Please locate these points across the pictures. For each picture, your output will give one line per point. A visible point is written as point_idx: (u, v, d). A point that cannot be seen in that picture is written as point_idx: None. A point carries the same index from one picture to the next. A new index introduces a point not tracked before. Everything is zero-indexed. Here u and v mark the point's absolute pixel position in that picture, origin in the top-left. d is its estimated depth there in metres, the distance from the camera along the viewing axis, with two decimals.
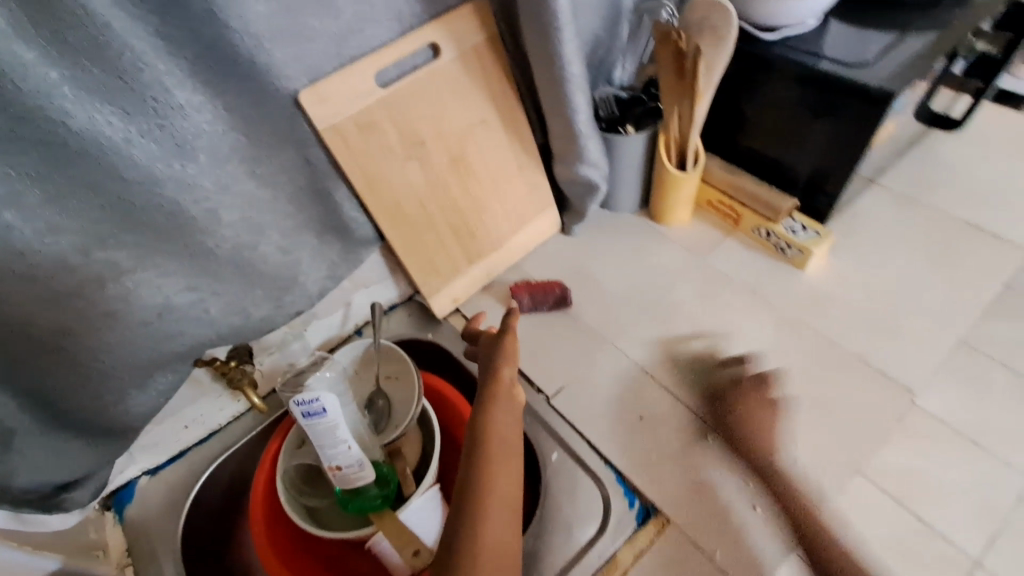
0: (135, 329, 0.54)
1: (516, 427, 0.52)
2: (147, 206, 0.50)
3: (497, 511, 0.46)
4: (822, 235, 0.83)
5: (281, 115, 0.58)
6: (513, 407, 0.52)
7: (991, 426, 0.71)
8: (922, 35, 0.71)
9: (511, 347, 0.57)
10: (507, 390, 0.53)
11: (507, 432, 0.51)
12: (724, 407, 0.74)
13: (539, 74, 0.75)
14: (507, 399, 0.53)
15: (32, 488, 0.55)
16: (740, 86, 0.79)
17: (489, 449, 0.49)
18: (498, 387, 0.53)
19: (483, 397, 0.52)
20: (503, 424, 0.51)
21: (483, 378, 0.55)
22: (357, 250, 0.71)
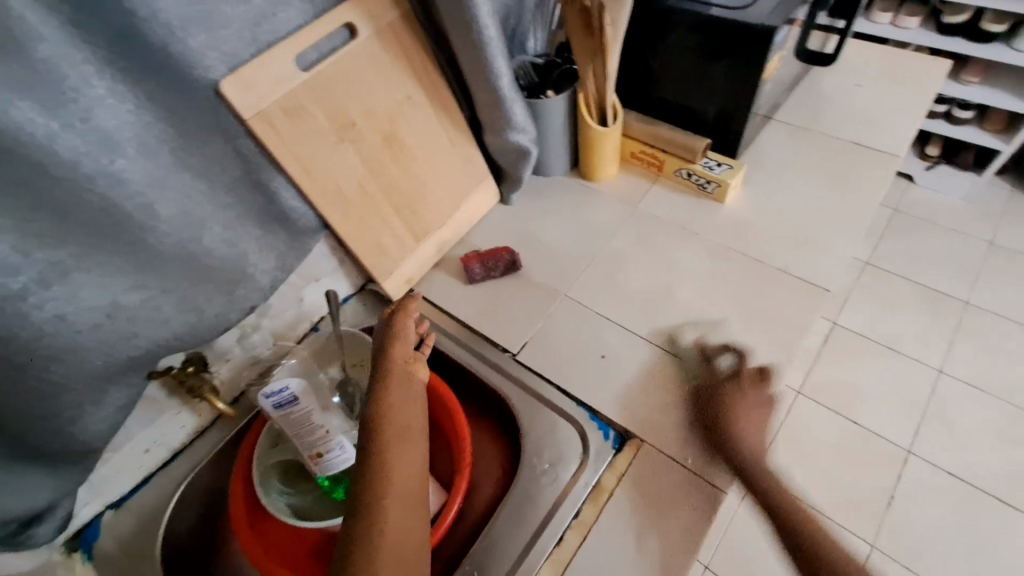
0: (89, 334, 0.54)
1: (414, 412, 0.56)
2: (80, 203, 0.50)
3: (399, 485, 0.51)
4: (736, 168, 0.92)
5: (205, 106, 0.58)
6: (409, 391, 0.57)
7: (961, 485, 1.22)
8: None
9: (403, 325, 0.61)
10: (402, 373, 0.58)
11: (404, 418, 0.55)
12: (710, 409, 0.74)
13: (458, 43, 0.75)
14: (402, 383, 0.57)
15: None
16: (645, 42, 0.88)
17: (388, 435, 0.53)
18: (395, 366, 0.58)
19: (383, 380, 0.57)
20: (400, 412, 0.55)
21: (377, 361, 0.59)
22: (302, 238, 0.74)
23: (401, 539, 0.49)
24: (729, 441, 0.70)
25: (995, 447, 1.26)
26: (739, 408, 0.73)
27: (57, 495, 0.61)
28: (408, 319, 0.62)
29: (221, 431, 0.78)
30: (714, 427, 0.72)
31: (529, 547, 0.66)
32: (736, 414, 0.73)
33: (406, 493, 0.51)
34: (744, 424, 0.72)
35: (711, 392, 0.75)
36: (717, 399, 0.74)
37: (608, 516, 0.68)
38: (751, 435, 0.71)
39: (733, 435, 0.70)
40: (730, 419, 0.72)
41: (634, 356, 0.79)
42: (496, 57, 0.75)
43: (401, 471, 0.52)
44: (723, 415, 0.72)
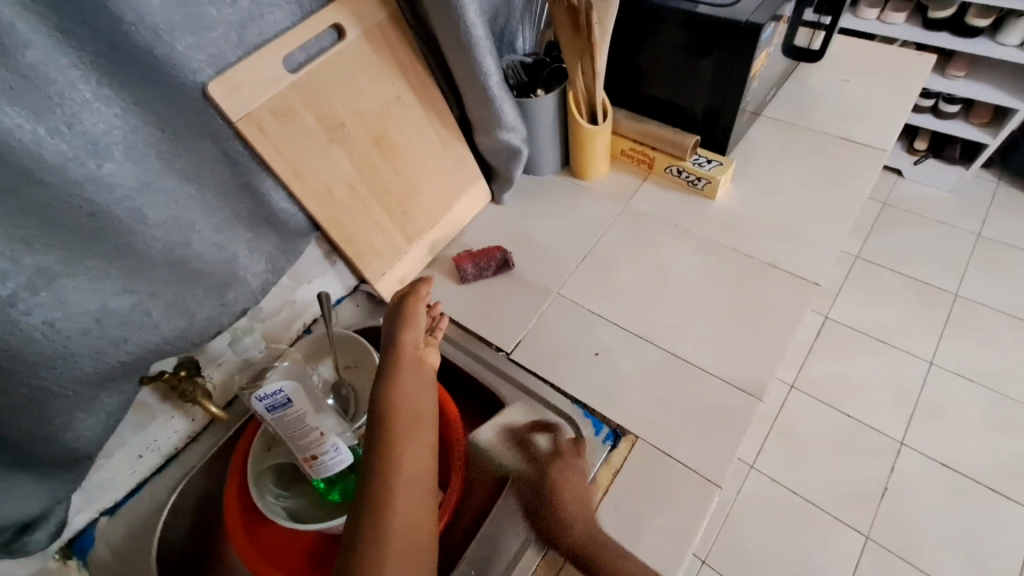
0: (79, 339, 0.54)
1: (424, 391, 0.58)
2: (68, 208, 0.50)
3: (411, 455, 0.53)
4: (724, 165, 0.92)
5: (192, 109, 0.58)
6: (418, 372, 0.60)
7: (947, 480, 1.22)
8: None
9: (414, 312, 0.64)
10: (413, 355, 0.61)
11: (416, 397, 0.57)
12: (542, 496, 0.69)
13: (447, 43, 0.75)
14: (414, 367, 0.60)
15: None
16: (634, 41, 0.89)
17: (400, 410, 0.55)
18: (405, 352, 0.61)
19: (395, 363, 0.60)
20: (411, 391, 0.58)
21: (388, 347, 0.62)
22: (292, 240, 0.73)
23: (415, 505, 0.50)
24: (567, 543, 0.65)
25: (984, 436, 1.28)
26: (572, 501, 0.68)
27: (49, 502, 0.60)
28: (416, 310, 0.65)
29: (215, 435, 0.78)
30: (546, 516, 0.67)
31: (522, 548, 0.66)
32: (568, 511, 0.67)
33: (418, 463, 0.53)
34: (573, 520, 0.67)
35: (548, 481, 0.70)
36: (546, 487, 0.69)
37: (605, 511, 0.68)
38: (586, 525, 0.67)
39: (569, 524, 0.66)
40: (562, 516, 0.67)
41: (627, 353, 0.80)
42: (485, 56, 0.75)
43: (413, 444, 0.54)
44: (551, 512, 0.67)
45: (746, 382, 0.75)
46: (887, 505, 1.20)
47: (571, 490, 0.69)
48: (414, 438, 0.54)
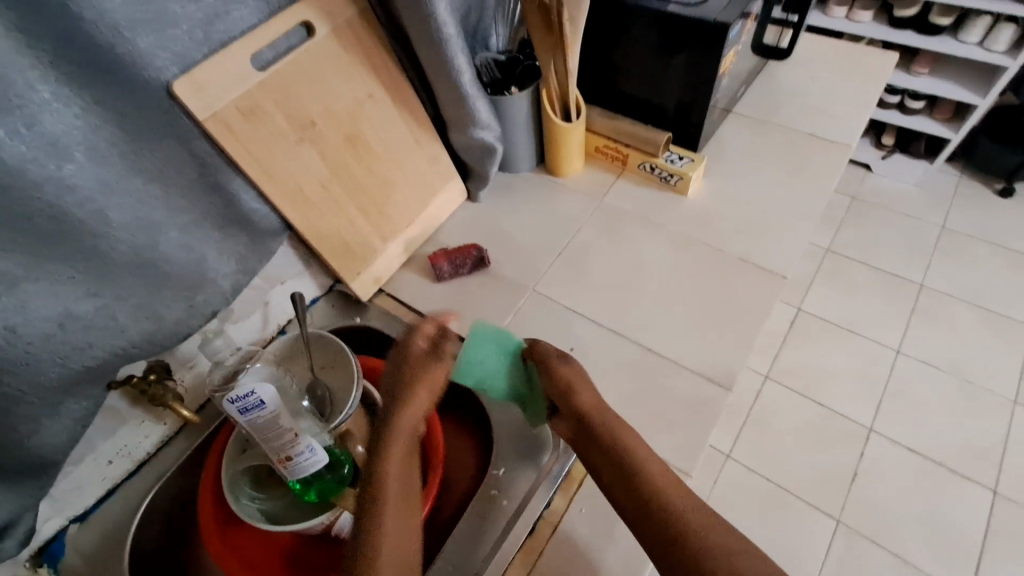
0: (40, 345, 0.52)
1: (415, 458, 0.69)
2: (26, 210, 0.49)
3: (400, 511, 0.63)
4: (695, 160, 0.94)
5: (156, 108, 0.57)
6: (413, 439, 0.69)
7: (906, 464, 1.28)
8: None
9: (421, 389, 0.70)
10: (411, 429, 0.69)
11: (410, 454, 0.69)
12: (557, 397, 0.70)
13: (419, 41, 0.75)
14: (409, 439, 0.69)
15: None
16: (606, 39, 0.90)
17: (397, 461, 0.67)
18: (408, 418, 0.69)
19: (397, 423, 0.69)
20: (408, 450, 0.68)
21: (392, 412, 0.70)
22: (262, 240, 0.73)
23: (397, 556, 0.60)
24: (652, 532, 0.60)
25: (949, 423, 1.33)
26: (686, 502, 0.61)
27: (14, 513, 0.59)
28: (439, 364, 0.72)
29: (189, 438, 0.77)
30: (640, 492, 0.62)
31: (496, 547, 0.66)
32: (682, 508, 0.61)
33: (409, 472, 0.67)
34: (682, 520, 0.60)
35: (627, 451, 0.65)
36: (606, 441, 0.66)
37: (580, 501, 0.70)
38: (688, 499, 0.62)
39: (677, 517, 0.60)
40: (672, 508, 0.61)
41: (602, 347, 0.81)
42: (457, 53, 0.75)
43: (401, 500, 0.64)
44: (659, 503, 0.61)
45: (718, 373, 0.78)
46: (859, 489, 1.25)
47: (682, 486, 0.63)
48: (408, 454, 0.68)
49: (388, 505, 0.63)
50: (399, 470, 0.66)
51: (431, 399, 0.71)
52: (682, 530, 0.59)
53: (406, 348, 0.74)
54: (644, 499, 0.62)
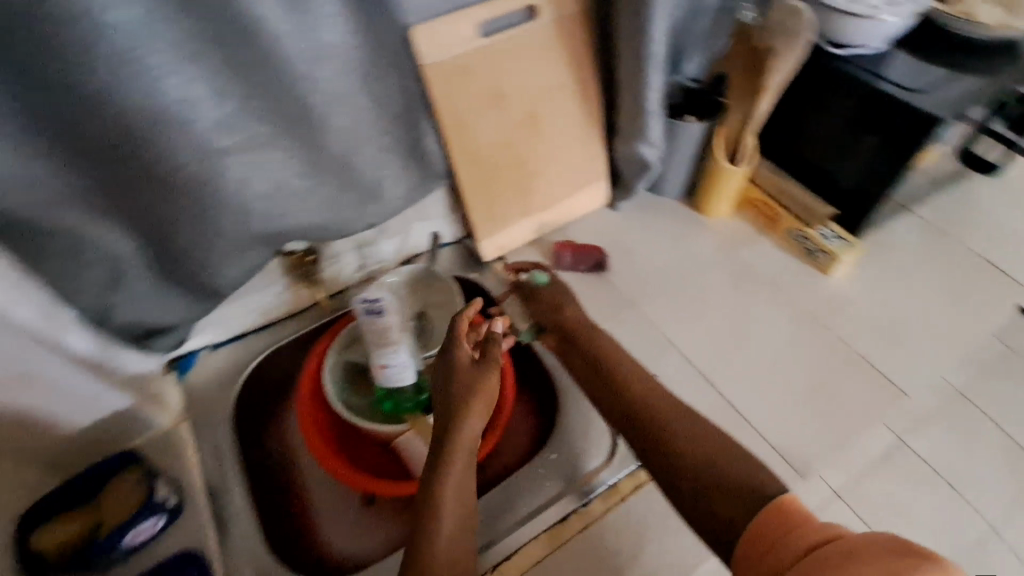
0: (256, 200, 0.64)
1: (470, 487, 0.59)
2: (285, 94, 0.60)
3: (447, 558, 0.54)
4: (853, 245, 0.90)
5: (396, 43, 0.67)
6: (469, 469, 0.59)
7: None
8: (976, 77, 0.80)
9: (478, 404, 0.60)
10: (465, 455, 0.59)
11: (466, 486, 0.59)
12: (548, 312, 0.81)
13: (624, 50, 0.79)
14: (464, 465, 0.59)
15: (129, 324, 0.66)
16: (802, 98, 0.89)
17: (448, 496, 0.57)
18: (461, 440, 0.59)
19: (450, 451, 0.58)
20: (464, 480, 0.58)
21: (447, 433, 0.59)
22: (428, 179, 0.82)
23: None
24: (664, 466, 0.60)
25: None
26: (698, 440, 0.60)
27: (180, 320, 0.70)
28: (491, 369, 0.64)
29: (310, 318, 0.88)
30: (659, 448, 0.61)
31: (524, 518, 0.72)
32: (693, 449, 0.59)
33: (468, 485, 0.59)
34: (698, 458, 0.58)
35: (641, 409, 0.65)
36: (602, 363, 0.73)
37: (617, 513, 0.71)
38: (688, 424, 0.62)
39: (698, 464, 0.58)
40: (682, 449, 0.60)
41: (687, 386, 0.81)
42: (654, 71, 0.78)
43: (450, 541, 0.55)
44: (682, 460, 0.59)
45: (796, 455, 0.75)
46: None
47: (697, 427, 0.61)
48: (469, 466, 0.59)
49: (436, 544, 0.54)
50: (457, 484, 0.57)
51: (486, 408, 0.62)
52: (694, 461, 0.58)
53: (453, 350, 0.65)
54: (664, 459, 0.60)
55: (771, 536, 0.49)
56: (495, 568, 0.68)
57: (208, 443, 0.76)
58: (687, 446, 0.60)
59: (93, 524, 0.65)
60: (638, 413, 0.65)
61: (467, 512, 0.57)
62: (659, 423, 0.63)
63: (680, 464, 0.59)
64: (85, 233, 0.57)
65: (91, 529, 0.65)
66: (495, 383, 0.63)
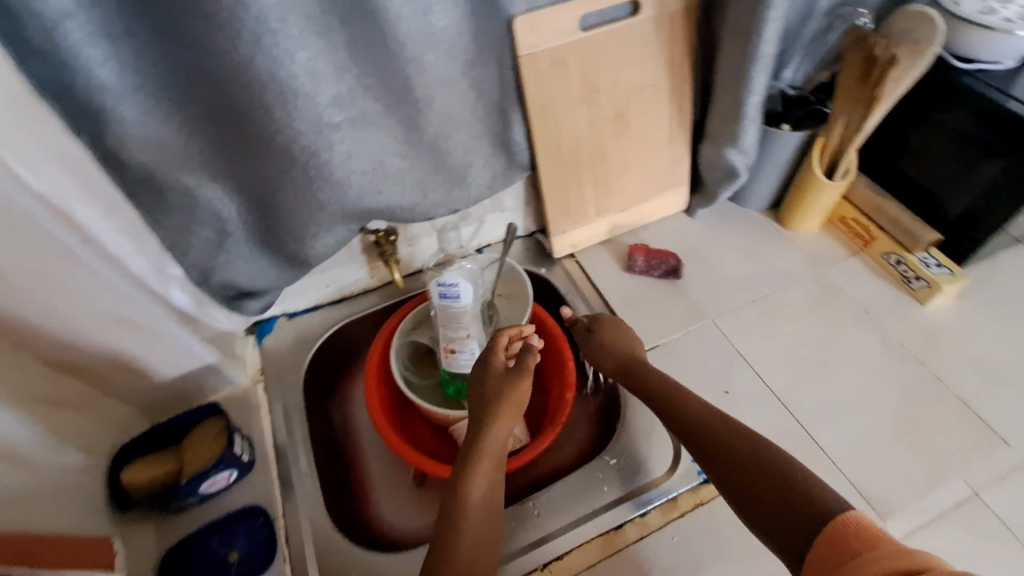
0: (357, 175, 0.66)
1: (495, 489, 0.60)
2: (395, 74, 0.61)
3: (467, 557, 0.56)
4: (956, 275, 0.84)
5: (497, 31, 0.67)
6: (494, 474, 0.60)
7: None
8: None
9: (504, 410, 0.61)
10: (490, 461, 0.60)
11: (490, 489, 0.60)
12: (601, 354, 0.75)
13: (726, 50, 0.76)
14: (489, 470, 0.60)
15: (227, 284, 0.71)
16: (914, 113, 0.83)
17: (471, 497, 0.58)
18: (485, 446, 0.60)
19: (473, 456, 0.60)
20: (488, 484, 0.60)
21: (473, 438, 0.61)
22: (512, 169, 0.82)
23: None
24: (739, 490, 0.56)
25: None
26: (763, 456, 0.56)
27: (270, 286, 0.75)
28: (522, 378, 0.63)
29: (382, 296, 0.91)
30: (729, 470, 0.57)
31: (579, 521, 0.70)
32: (758, 466, 0.55)
33: (493, 490, 0.59)
34: (763, 473, 0.54)
35: (713, 431, 0.60)
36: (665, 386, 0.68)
37: (675, 529, 0.69)
38: (757, 441, 0.57)
39: (783, 492, 0.52)
40: (749, 465, 0.56)
41: (758, 406, 0.77)
42: (759, 73, 0.75)
43: (472, 542, 0.57)
44: (754, 479, 0.55)
45: (875, 493, 0.70)
46: None
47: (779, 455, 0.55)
48: (494, 473, 0.60)
49: (458, 543, 0.56)
50: (482, 487, 0.59)
51: (515, 413, 0.62)
52: (768, 481, 0.54)
53: (489, 358, 0.65)
54: (744, 484, 0.55)
55: (831, 567, 0.45)
56: (547, 567, 0.67)
57: (279, 404, 0.80)
58: (758, 464, 0.55)
59: (174, 471, 0.68)
60: (704, 430, 0.61)
61: (490, 514, 0.59)
62: (725, 443, 0.59)
63: (752, 484, 0.55)
64: (199, 191, 0.61)
65: (173, 474, 0.68)
66: (526, 393, 0.63)
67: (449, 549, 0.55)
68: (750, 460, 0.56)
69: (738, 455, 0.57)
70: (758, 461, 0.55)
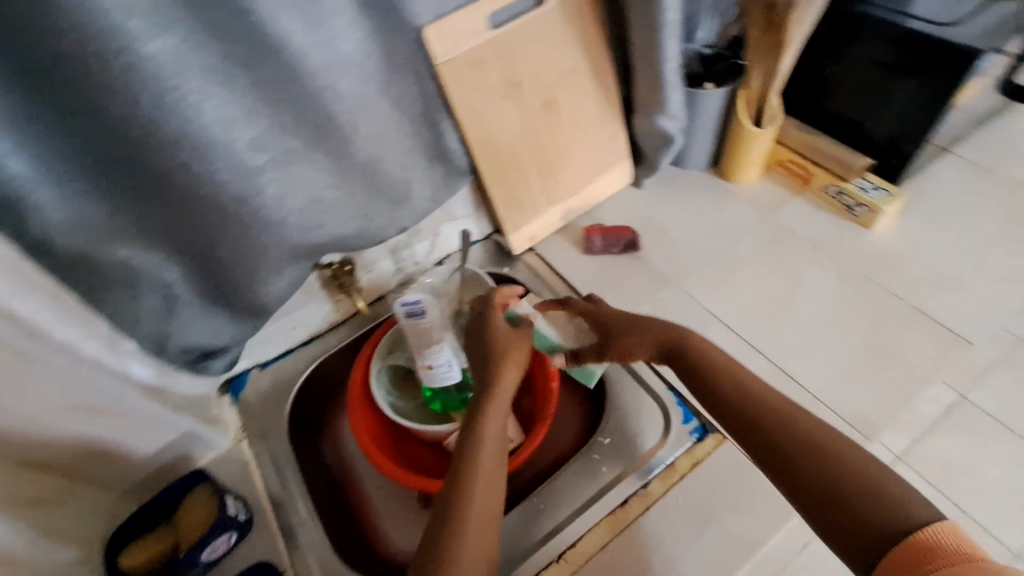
0: (293, 215, 0.66)
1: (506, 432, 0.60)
2: (309, 106, 0.61)
3: (486, 496, 0.54)
4: (893, 195, 0.86)
5: (408, 45, 0.67)
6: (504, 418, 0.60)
7: None
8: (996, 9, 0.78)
9: (512, 356, 0.64)
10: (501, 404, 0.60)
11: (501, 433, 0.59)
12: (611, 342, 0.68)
13: (634, 21, 0.77)
14: (500, 413, 0.60)
15: (186, 350, 0.69)
16: (824, 49, 0.86)
17: (485, 438, 0.57)
18: (496, 391, 0.61)
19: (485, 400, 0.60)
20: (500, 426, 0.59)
21: (483, 382, 0.62)
22: (453, 177, 0.82)
23: (483, 548, 0.52)
24: (789, 483, 0.53)
25: None
26: (817, 448, 0.52)
27: (231, 341, 0.74)
28: (528, 335, 0.67)
29: (352, 327, 0.90)
30: (775, 459, 0.54)
31: (586, 504, 0.71)
32: (806, 455, 0.52)
33: (502, 441, 0.58)
34: (817, 467, 0.51)
35: (770, 416, 0.56)
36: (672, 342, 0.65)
37: (677, 492, 0.70)
38: (809, 427, 0.54)
39: (853, 498, 0.49)
40: (795, 456, 0.53)
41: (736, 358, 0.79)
42: (670, 40, 0.77)
43: (490, 483, 0.55)
44: (803, 469, 0.52)
45: (858, 417, 0.72)
46: None
47: (855, 455, 0.51)
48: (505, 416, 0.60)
49: (478, 481, 0.55)
50: (496, 430, 0.58)
51: (520, 367, 0.64)
52: (819, 469, 0.51)
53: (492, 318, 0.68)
54: (793, 477, 0.52)
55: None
56: (561, 556, 0.67)
57: (267, 457, 0.78)
58: (806, 452, 0.52)
59: (172, 546, 0.67)
60: (741, 410, 0.58)
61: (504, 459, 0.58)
62: (769, 433, 0.55)
63: (803, 478, 0.52)
64: (136, 262, 0.59)
65: (171, 549, 0.67)
66: (528, 351, 0.66)
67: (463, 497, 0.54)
68: (796, 454, 0.53)
69: (780, 443, 0.54)
70: (807, 455, 0.52)
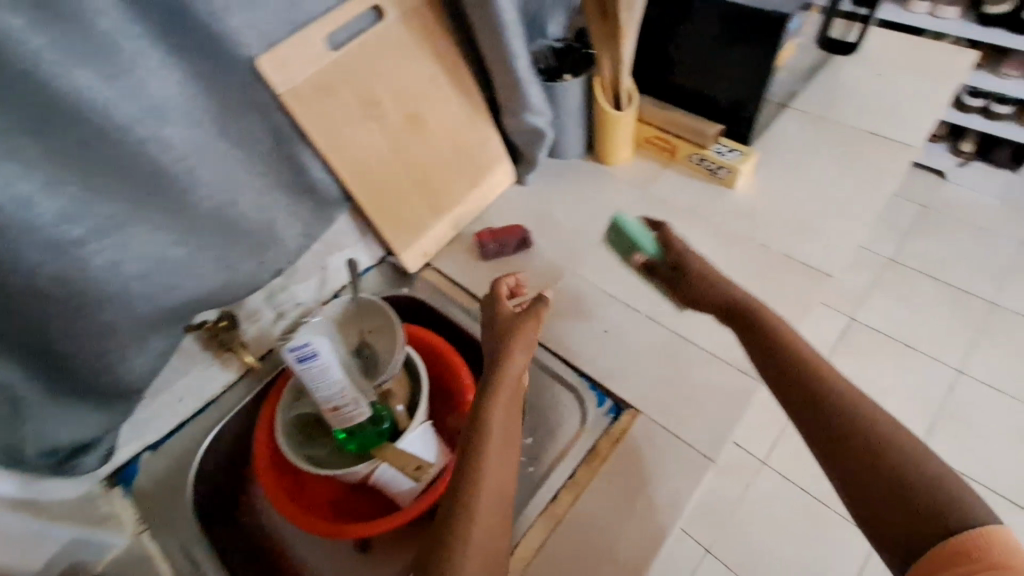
0: (140, 281, 0.60)
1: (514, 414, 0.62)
2: (131, 163, 0.56)
3: (495, 476, 0.57)
4: (745, 154, 0.93)
5: (242, 80, 0.63)
6: (513, 403, 0.62)
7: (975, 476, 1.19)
8: None
9: (522, 340, 0.64)
10: (509, 387, 0.62)
11: (507, 416, 0.61)
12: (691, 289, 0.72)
13: (476, 25, 0.78)
14: (508, 397, 0.61)
15: (43, 454, 0.62)
16: (660, 30, 0.91)
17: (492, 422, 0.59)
18: (506, 375, 0.62)
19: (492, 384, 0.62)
20: (507, 409, 0.61)
21: (490, 368, 0.63)
22: (325, 208, 0.79)
23: (489, 524, 0.55)
24: (838, 462, 0.53)
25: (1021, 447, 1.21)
26: (879, 433, 0.53)
27: (101, 431, 0.66)
28: (534, 319, 0.66)
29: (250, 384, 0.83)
30: (828, 436, 0.55)
31: (522, 507, 0.71)
32: (863, 442, 0.53)
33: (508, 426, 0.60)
34: (873, 456, 0.52)
35: (827, 400, 0.56)
36: (739, 310, 0.67)
37: (603, 476, 0.71)
38: (866, 406, 0.54)
39: (898, 486, 0.50)
40: (855, 443, 0.53)
41: (638, 333, 0.82)
42: (513, 39, 0.78)
43: (498, 464, 0.58)
44: (855, 449, 0.53)
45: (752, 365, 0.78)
46: None
47: (918, 456, 0.51)
48: (513, 398, 0.62)
49: (485, 462, 0.57)
50: (502, 414, 0.60)
51: (526, 352, 0.65)
52: (872, 450, 0.52)
53: (496, 307, 0.69)
54: (840, 454, 0.53)
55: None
56: None
57: (175, 543, 0.71)
58: (860, 431, 0.53)
59: None
60: (802, 383, 0.58)
61: (510, 441, 0.60)
62: (834, 413, 0.55)
63: (858, 459, 0.52)
64: None
65: None
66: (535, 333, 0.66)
67: (473, 484, 0.56)
68: (849, 438, 0.53)
69: (824, 419, 0.55)
70: (860, 439, 0.53)
